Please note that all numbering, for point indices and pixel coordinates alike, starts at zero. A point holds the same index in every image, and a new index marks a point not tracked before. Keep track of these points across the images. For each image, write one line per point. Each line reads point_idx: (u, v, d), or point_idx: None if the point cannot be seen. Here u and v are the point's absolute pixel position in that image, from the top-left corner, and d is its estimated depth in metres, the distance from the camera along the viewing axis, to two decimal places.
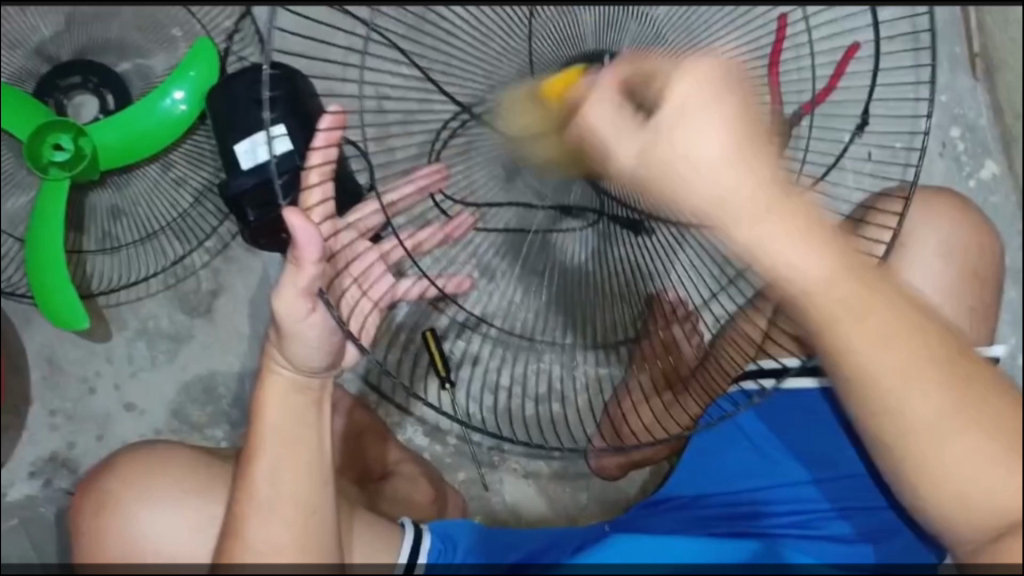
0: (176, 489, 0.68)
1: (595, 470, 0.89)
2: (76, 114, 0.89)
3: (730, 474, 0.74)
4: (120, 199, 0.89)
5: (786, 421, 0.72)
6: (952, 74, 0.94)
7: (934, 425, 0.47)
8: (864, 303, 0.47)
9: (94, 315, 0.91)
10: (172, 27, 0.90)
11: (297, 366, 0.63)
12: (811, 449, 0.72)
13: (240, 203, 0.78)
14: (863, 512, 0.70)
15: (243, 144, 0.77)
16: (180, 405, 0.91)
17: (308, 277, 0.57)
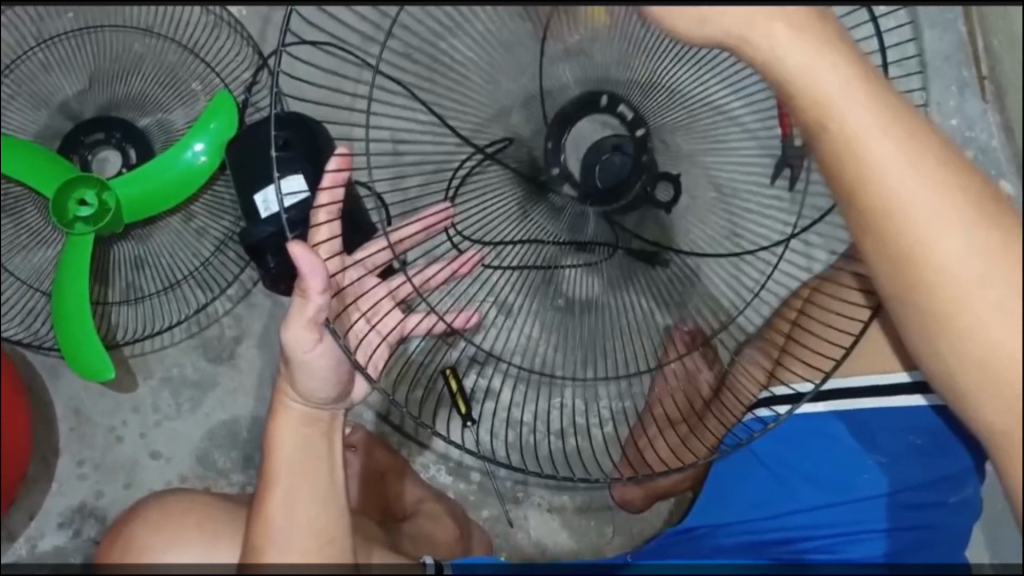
0: (199, 536, 0.69)
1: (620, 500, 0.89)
2: (101, 168, 0.91)
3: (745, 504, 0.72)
4: (143, 251, 0.91)
5: (802, 448, 0.70)
6: (960, 98, 0.95)
7: (994, 301, 0.43)
8: (912, 142, 0.44)
9: (120, 365, 0.92)
10: (191, 82, 0.91)
11: (306, 397, 0.64)
12: (828, 475, 0.69)
13: (262, 250, 0.80)
14: (886, 535, 0.67)
15: (260, 195, 0.79)
16: (205, 451, 0.92)
17: (316, 307, 0.57)
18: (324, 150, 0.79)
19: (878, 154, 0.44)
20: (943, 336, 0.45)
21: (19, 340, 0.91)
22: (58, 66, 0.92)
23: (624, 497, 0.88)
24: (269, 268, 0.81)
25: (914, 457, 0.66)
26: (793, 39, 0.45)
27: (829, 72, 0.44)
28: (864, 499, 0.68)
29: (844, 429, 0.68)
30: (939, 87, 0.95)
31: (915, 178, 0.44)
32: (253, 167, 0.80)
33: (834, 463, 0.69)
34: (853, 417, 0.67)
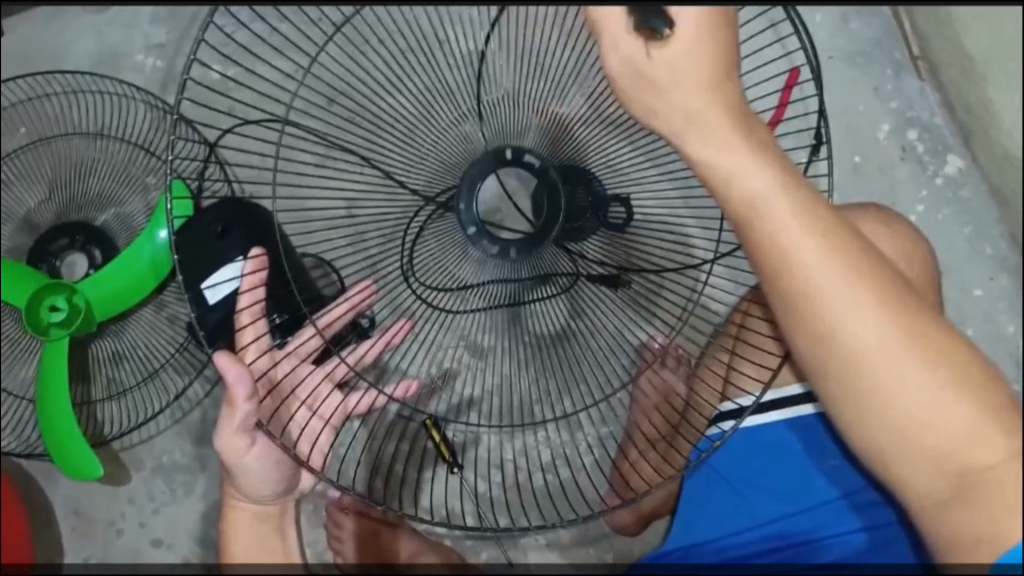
0: None
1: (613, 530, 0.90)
2: (71, 273, 0.94)
3: (716, 521, 0.75)
4: (120, 345, 0.93)
5: (758, 461, 0.74)
6: (898, 80, 0.95)
7: (900, 371, 0.51)
8: (820, 228, 0.51)
9: (111, 460, 0.94)
10: (145, 176, 0.93)
11: (250, 497, 0.75)
12: (786, 484, 0.73)
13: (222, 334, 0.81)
14: (851, 537, 0.71)
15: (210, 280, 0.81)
16: (204, 532, 0.94)
17: (242, 413, 0.68)
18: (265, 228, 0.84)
19: (796, 243, 0.51)
20: (868, 405, 0.52)
21: (11, 450, 0.93)
22: (16, 180, 0.96)
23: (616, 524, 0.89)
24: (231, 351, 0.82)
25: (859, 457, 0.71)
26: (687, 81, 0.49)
27: (753, 174, 0.51)
28: (824, 504, 0.72)
29: (794, 438, 0.72)
30: (875, 72, 0.95)
31: (830, 271, 0.51)
32: (196, 255, 0.82)
33: (790, 471, 0.73)
34: (800, 425, 0.72)
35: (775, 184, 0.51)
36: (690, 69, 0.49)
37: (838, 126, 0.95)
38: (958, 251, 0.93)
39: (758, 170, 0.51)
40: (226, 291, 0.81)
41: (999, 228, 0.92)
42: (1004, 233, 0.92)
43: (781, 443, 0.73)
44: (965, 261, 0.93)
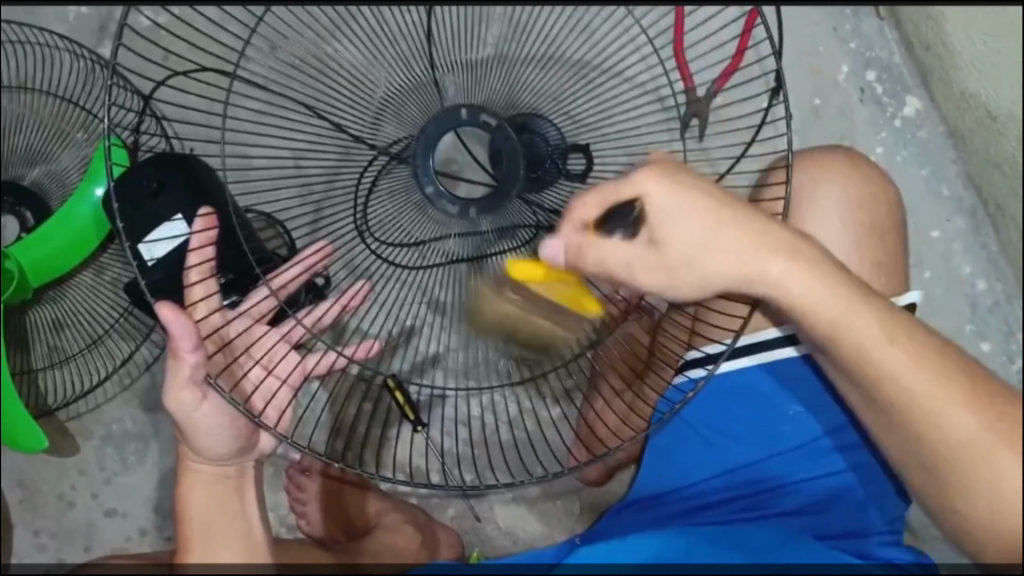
0: None
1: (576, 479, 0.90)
2: (2, 234, 0.89)
3: (684, 467, 0.74)
4: (59, 311, 0.89)
5: (724, 406, 0.73)
6: (857, 20, 0.93)
7: (1000, 465, 0.51)
8: (891, 324, 0.53)
9: (58, 430, 0.91)
10: (74, 132, 0.87)
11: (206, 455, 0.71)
12: (755, 431, 0.73)
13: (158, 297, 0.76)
14: (816, 479, 0.72)
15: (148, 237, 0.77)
16: (160, 500, 0.91)
17: (189, 365, 0.65)
18: (207, 184, 0.79)
19: (872, 338, 0.53)
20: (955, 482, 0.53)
21: None
22: None
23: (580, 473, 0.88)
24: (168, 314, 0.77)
25: (830, 401, 0.70)
26: (693, 216, 0.51)
27: (831, 299, 0.53)
28: (792, 449, 0.72)
29: (763, 385, 0.71)
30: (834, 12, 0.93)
31: (912, 371, 0.52)
32: (130, 212, 0.77)
33: (756, 416, 0.72)
34: (766, 369, 0.71)
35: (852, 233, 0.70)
36: (701, 235, 0.51)
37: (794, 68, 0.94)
38: (916, 192, 0.92)
39: (833, 298, 0.53)
40: (164, 251, 0.77)
41: (956, 167, 0.92)
42: (960, 175, 0.92)
43: (747, 388, 0.72)
44: (922, 203, 0.93)
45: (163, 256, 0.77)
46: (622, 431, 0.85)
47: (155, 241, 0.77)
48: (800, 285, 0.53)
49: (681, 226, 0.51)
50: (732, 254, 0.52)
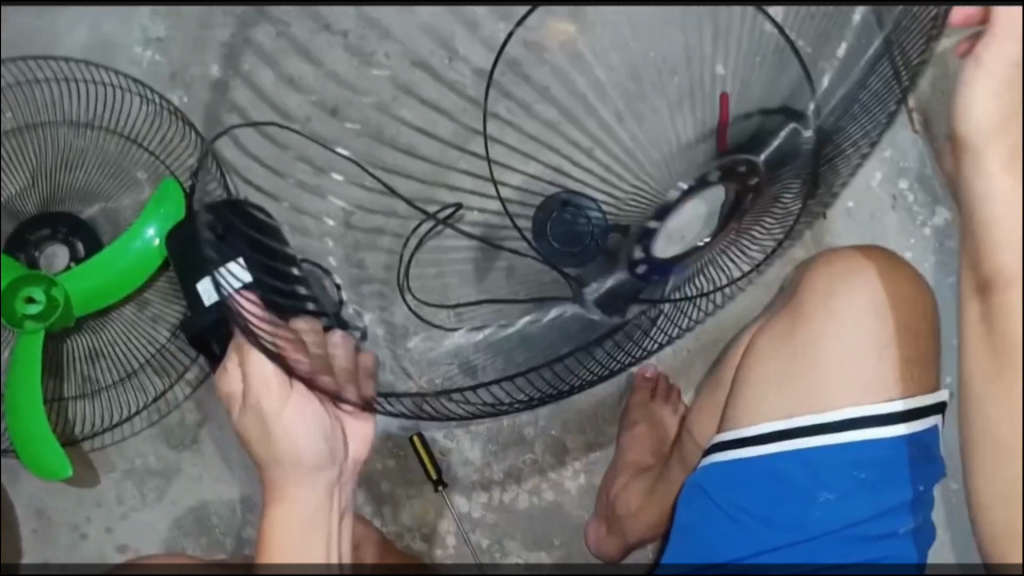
0: None
1: (593, 550, 0.89)
2: (50, 265, 0.91)
3: (706, 546, 0.73)
4: (97, 341, 0.89)
5: (753, 488, 0.72)
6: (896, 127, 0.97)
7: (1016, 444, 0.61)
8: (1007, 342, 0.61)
9: (80, 460, 0.91)
10: (135, 170, 0.91)
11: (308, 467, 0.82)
12: (781, 515, 0.71)
13: (201, 339, 0.82)
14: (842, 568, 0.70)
15: (202, 280, 0.81)
16: (174, 539, 0.91)
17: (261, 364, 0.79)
18: (264, 231, 0.81)
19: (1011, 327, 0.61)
20: (1016, 474, 0.61)
21: None
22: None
23: (599, 545, 0.88)
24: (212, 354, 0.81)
25: (861, 491, 0.70)
26: (995, 176, 0.60)
27: (1008, 254, 0.60)
28: (820, 536, 0.70)
29: (798, 474, 0.70)
30: None
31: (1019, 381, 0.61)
32: (194, 259, 0.82)
33: (786, 500, 0.71)
34: (802, 455, 0.70)
35: (1010, 206, 0.60)
36: (1021, 271, 0.60)
37: None
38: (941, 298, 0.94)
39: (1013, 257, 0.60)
40: (216, 294, 0.80)
41: None
42: None
43: (777, 475, 0.71)
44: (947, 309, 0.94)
45: (215, 299, 0.80)
46: (649, 504, 0.82)
47: (210, 283, 0.81)
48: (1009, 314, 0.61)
49: (987, 176, 0.60)
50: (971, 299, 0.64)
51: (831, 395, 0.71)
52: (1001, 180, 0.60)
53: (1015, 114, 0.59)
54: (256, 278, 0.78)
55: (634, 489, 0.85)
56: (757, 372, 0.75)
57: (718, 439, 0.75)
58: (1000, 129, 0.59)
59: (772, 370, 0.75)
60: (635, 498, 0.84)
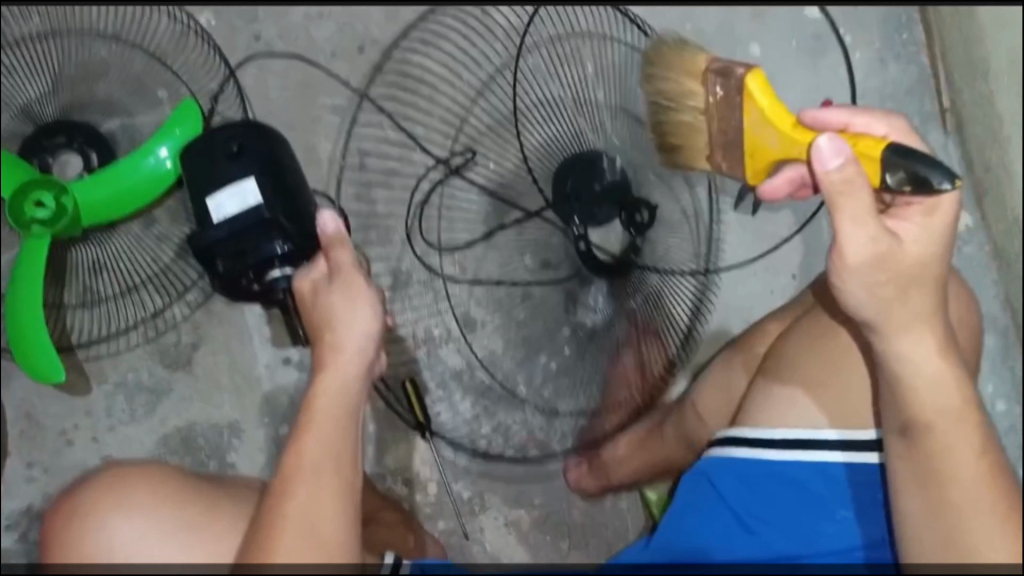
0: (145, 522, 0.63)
1: (577, 495, 0.92)
2: (62, 171, 0.91)
3: (700, 542, 0.67)
4: (102, 255, 0.88)
5: (759, 488, 0.66)
6: (922, 130, 0.96)
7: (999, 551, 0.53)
8: (946, 449, 0.55)
9: (74, 367, 0.91)
10: (157, 89, 0.89)
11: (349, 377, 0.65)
12: (786, 521, 0.65)
13: (210, 255, 0.73)
14: None
15: (216, 197, 0.73)
16: (159, 456, 0.90)
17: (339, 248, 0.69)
18: (281, 160, 0.76)
19: (961, 456, 0.55)
20: None
21: None
22: (21, 69, 0.90)
23: (579, 481, 0.91)
24: (219, 272, 0.74)
25: (875, 513, 0.64)
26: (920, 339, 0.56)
27: (936, 390, 0.56)
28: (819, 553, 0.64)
29: (805, 477, 0.65)
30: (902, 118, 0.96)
31: (977, 498, 0.54)
32: (205, 171, 0.74)
33: (791, 509, 0.65)
34: (816, 466, 0.65)
35: (930, 361, 0.56)
36: (952, 404, 0.56)
37: None
38: None
39: (948, 395, 0.56)
40: (232, 211, 0.72)
41: (996, 290, 0.93)
42: (996, 296, 0.93)
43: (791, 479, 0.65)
44: None
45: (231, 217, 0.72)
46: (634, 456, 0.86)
47: (223, 198, 0.73)
48: (938, 434, 0.55)
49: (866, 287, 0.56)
50: (941, 394, 0.56)
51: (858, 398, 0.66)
52: (910, 343, 0.56)
53: (908, 282, 0.56)
54: (267, 202, 0.73)
55: (623, 438, 0.88)
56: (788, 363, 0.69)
57: (734, 432, 0.68)
58: (879, 308, 0.56)
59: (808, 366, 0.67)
60: (623, 448, 0.87)
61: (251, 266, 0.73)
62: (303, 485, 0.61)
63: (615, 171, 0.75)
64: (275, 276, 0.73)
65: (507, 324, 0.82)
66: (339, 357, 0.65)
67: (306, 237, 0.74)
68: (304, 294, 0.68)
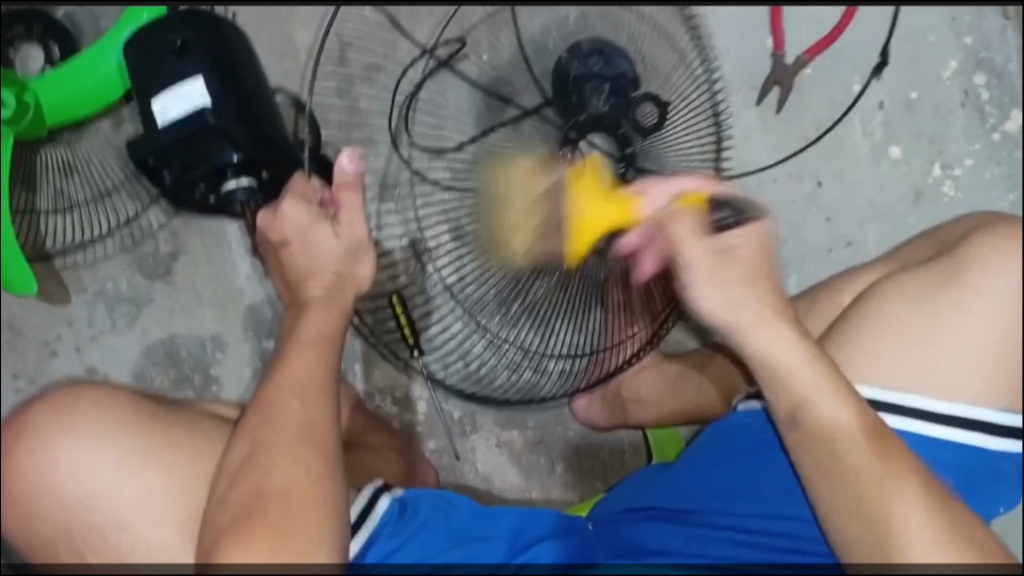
0: (103, 447, 0.60)
1: (581, 422, 0.86)
2: (24, 66, 0.85)
3: (714, 491, 0.65)
4: (72, 155, 0.83)
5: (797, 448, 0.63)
6: (980, 14, 0.83)
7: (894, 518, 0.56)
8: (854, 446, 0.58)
9: (51, 277, 0.87)
10: None
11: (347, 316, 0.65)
12: None
13: (158, 164, 0.67)
14: None
15: (172, 93, 0.67)
16: (142, 368, 0.87)
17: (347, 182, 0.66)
18: (237, 58, 0.70)
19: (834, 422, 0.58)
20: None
21: None
22: None
23: (588, 417, 0.85)
24: (168, 187, 0.69)
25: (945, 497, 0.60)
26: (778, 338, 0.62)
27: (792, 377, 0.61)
28: None
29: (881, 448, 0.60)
30: None
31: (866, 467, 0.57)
32: (156, 68, 0.68)
33: None
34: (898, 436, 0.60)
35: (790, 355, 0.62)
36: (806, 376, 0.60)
37: (897, 54, 0.83)
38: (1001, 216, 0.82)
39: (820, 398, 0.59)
40: (178, 114, 0.67)
41: None
42: None
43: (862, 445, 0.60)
44: None
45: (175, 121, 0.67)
46: (668, 394, 0.80)
47: (169, 101, 0.67)
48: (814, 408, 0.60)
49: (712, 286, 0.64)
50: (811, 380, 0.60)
51: (942, 360, 0.60)
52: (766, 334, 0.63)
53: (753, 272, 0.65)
54: (215, 106, 0.67)
55: (647, 377, 0.81)
56: (878, 327, 0.62)
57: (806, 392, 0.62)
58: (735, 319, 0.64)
59: (898, 331, 0.61)
60: (648, 384, 0.81)
61: (202, 180, 0.68)
62: (289, 405, 0.61)
63: (604, 101, 0.71)
64: (230, 186, 0.67)
65: (499, 245, 0.71)
66: (318, 272, 0.66)
67: (256, 145, 0.68)
68: (292, 221, 0.66)
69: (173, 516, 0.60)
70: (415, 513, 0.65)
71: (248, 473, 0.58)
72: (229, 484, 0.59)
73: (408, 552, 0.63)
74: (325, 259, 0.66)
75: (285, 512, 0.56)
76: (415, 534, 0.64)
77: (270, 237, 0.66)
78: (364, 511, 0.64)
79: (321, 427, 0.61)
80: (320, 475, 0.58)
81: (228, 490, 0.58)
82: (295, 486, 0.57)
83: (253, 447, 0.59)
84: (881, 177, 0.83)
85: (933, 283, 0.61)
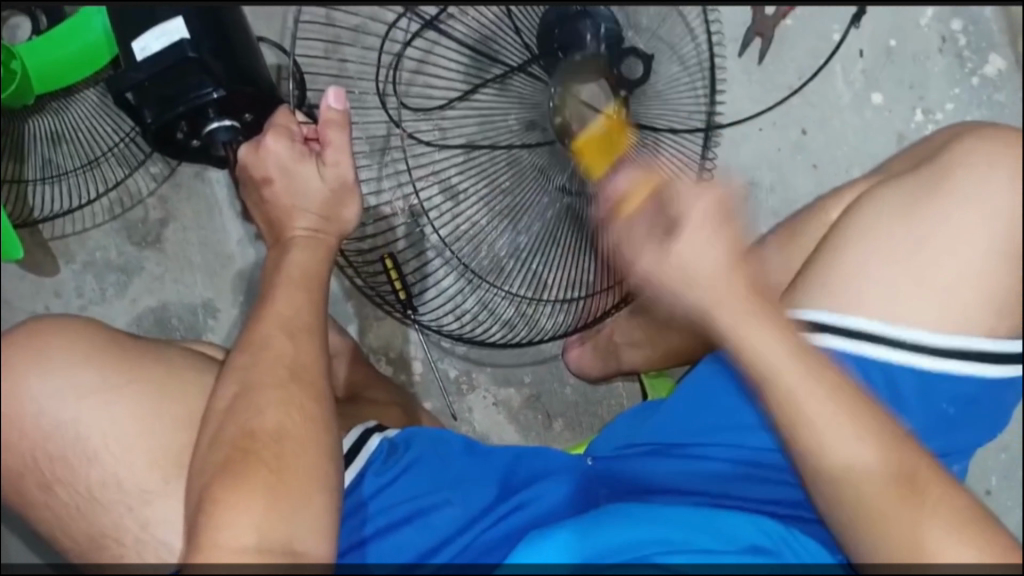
0: (77, 392, 0.57)
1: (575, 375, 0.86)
2: (12, 36, 0.85)
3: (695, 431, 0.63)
4: (59, 124, 0.83)
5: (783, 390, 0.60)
6: None
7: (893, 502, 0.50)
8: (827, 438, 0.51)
9: (40, 246, 0.87)
10: None
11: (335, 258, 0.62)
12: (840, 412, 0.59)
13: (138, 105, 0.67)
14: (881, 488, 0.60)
15: (153, 32, 0.67)
16: (133, 337, 0.86)
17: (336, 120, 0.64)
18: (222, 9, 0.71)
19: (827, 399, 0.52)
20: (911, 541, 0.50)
21: None
22: None
23: (582, 369, 0.85)
24: (147, 124, 0.66)
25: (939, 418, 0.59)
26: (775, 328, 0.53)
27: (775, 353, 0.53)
28: None
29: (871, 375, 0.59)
30: None
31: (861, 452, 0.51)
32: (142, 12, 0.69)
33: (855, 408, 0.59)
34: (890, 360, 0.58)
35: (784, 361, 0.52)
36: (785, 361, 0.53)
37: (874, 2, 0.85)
38: None
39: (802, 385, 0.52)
40: (157, 49, 0.67)
41: None
42: None
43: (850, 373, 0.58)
44: None
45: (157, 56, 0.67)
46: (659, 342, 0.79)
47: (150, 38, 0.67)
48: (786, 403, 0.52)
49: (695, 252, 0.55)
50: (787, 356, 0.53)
51: (933, 264, 0.58)
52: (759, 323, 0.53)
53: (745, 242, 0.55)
54: (192, 39, 0.67)
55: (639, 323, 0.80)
56: (868, 232, 0.60)
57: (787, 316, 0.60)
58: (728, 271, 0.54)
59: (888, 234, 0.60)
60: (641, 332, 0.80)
61: (183, 116, 0.66)
62: (277, 344, 0.59)
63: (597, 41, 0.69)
64: (213, 126, 0.66)
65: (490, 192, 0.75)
66: (301, 212, 0.63)
67: (238, 81, 0.67)
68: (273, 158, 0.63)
69: (152, 457, 0.58)
70: (406, 451, 0.64)
71: (237, 415, 0.56)
72: (220, 426, 0.56)
73: (397, 489, 0.63)
74: (308, 201, 0.63)
75: (277, 451, 0.54)
76: (404, 471, 0.63)
77: (254, 172, 0.64)
78: (356, 443, 0.64)
79: (312, 369, 0.59)
80: (314, 420, 0.56)
81: (218, 433, 0.55)
82: (286, 427, 0.55)
83: (242, 387, 0.57)
84: (864, 122, 0.85)
85: (929, 186, 0.60)
